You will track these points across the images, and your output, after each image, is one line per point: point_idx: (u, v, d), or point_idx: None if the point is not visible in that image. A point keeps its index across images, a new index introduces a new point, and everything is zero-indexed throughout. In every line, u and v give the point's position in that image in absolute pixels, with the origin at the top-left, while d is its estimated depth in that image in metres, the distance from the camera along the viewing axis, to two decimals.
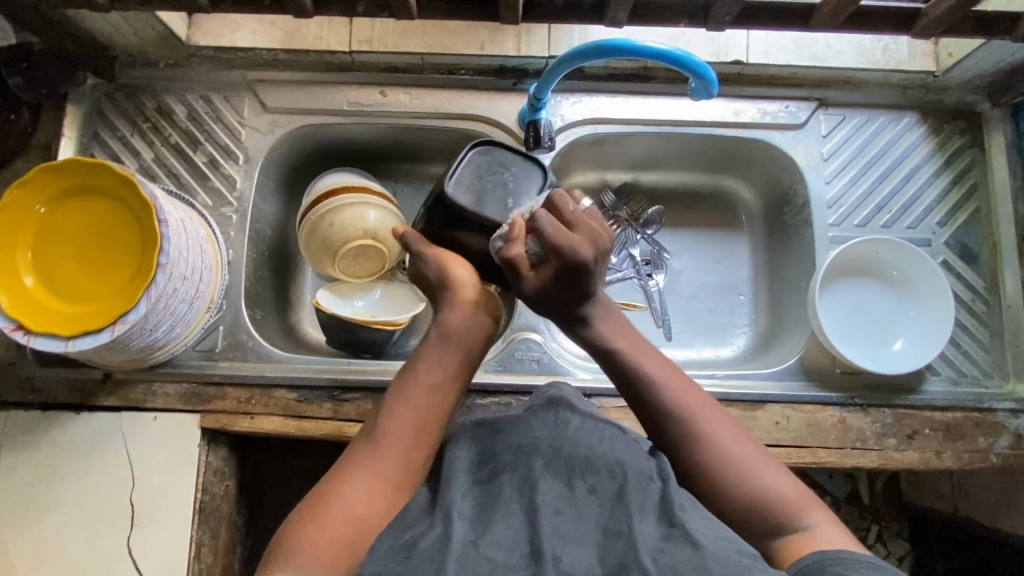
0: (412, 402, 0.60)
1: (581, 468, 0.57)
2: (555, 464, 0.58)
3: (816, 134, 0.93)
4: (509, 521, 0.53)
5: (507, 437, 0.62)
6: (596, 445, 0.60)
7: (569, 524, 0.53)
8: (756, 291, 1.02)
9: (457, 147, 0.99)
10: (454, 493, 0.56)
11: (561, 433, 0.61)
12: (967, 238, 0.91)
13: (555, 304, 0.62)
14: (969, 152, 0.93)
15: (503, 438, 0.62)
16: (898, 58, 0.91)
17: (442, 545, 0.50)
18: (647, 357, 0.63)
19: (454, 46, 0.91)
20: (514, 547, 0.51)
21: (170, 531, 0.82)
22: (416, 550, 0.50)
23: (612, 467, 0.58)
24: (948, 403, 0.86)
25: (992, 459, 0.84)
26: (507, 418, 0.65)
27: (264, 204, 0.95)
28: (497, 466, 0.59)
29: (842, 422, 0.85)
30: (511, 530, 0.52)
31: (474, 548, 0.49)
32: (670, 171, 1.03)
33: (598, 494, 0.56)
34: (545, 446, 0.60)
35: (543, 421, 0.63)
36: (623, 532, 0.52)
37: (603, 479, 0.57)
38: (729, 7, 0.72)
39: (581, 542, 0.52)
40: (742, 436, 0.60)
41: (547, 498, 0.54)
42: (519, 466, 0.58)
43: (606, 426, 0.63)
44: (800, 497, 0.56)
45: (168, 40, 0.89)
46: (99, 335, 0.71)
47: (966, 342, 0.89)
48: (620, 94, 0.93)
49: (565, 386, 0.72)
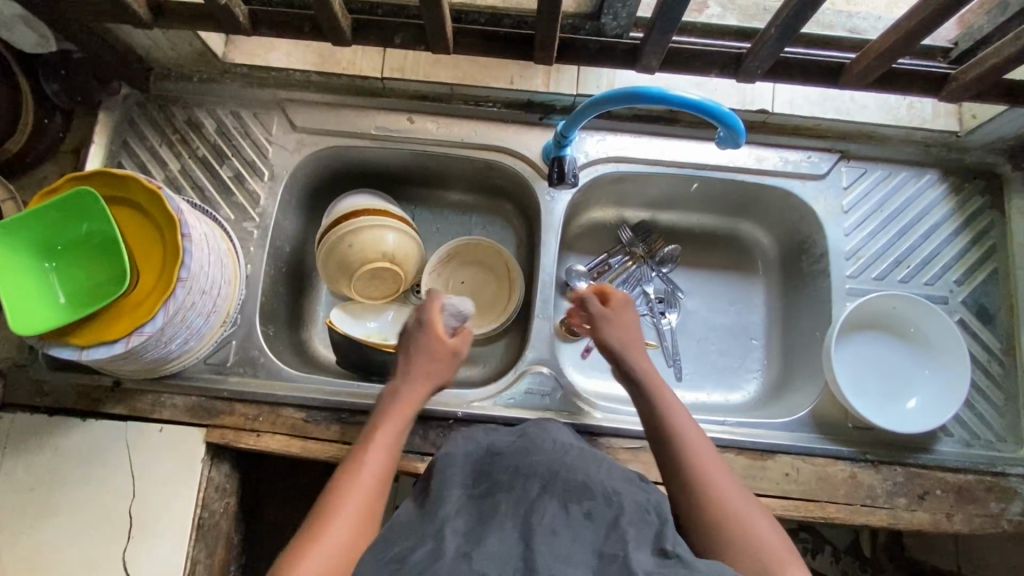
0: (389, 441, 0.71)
1: (578, 492, 0.59)
2: (552, 487, 0.60)
3: (837, 186, 0.93)
4: (503, 536, 0.55)
5: (506, 457, 0.64)
6: (595, 473, 0.61)
7: (563, 546, 0.54)
8: (768, 336, 1.01)
9: (479, 176, 1.00)
10: (449, 510, 0.58)
11: (560, 459, 0.63)
12: (984, 298, 0.91)
13: (610, 325, 0.81)
14: (989, 213, 0.93)
15: (498, 459, 0.64)
16: (922, 117, 0.92)
17: (432, 558, 0.52)
18: (678, 414, 0.73)
19: (484, 79, 0.93)
20: (506, 560, 0.53)
21: (168, 544, 0.81)
22: (406, 563, 0.53)
23: (608, 495, 0.59)
24: (961, 465, 0.85)
25: (1003, 525, 0.83)
26: (507, 441, 0.67)
27: (286, 220, 0.96)
28: (488, 482, 0.61)
29: (852, 477, 0.84)
30: (503, 543, 0.54)
31: (466, 566, 0.51)
32: (688, 212, 1.04)
33: (593, 520, 0.57)
34: (542, 469, 0.61)
35: (541, 445, 0.65)
36: (619, 555, 0.53)
37: (599, 505, 0.58)
38: (760, 61, 0.73)
39: (575, 564, 0.53)
40: (749, 497, 0.66)
41: (543, 519, 0.56)
42: (514, 484, 0.60)
43: (605, 458, 0.65)
44: (786, 556, 0.61)
45: (204, 56, 0.91)
46: (113, 345, 0.71)
47: (981, 405, 0.88)
48: (643, 134, 0.94)
49: (553, 427, 0.72)
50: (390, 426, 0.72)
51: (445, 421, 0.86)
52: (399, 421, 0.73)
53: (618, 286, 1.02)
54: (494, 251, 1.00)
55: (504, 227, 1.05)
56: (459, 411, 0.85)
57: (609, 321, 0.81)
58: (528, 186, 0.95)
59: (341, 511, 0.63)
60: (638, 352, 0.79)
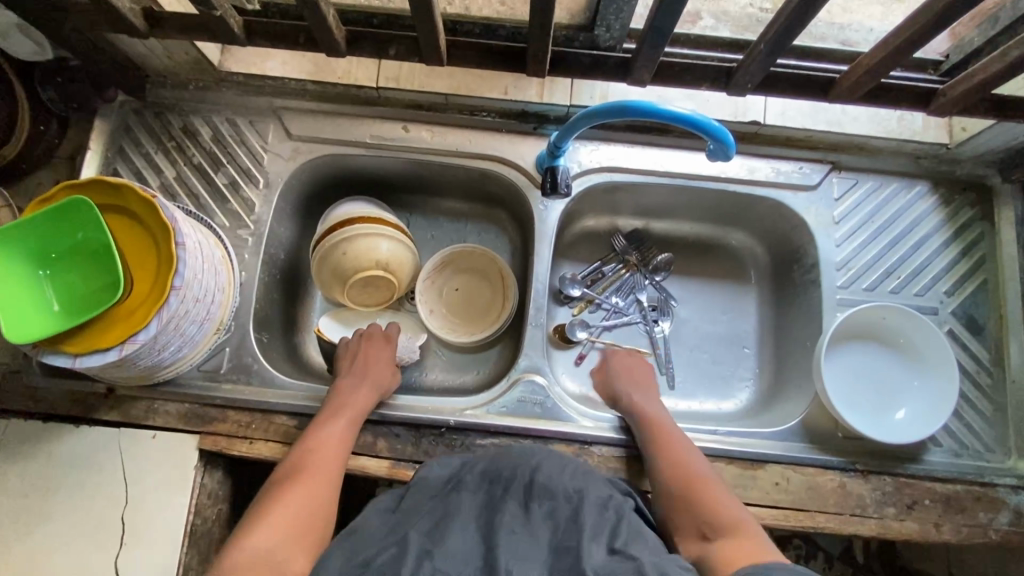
0: (338, 438, 0.79)
1: (540, 494, 0.68)
2: (516, 489, 0.69)
3: (828, 197, 0.94)
4: (465, 537, 0.64)
5: (476, 465, 0.73)
6: (556, 475, 0.70)
7: (522, 542, 0.63)
8: (760, 344, 1.02)
9: (474, 184, 1.00)
10: None
11: (526, 461, 0.72)
12: (973, 309, 0.92)
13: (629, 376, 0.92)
14: (979, 224, 0.94)
15: (469, 467, 0.72)
16: (913, 128, 0.93)
17: None
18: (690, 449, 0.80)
19: (479, 89, 0.94)
20: (468, 560, 0.62)
21: (159, 551, 0.81)
22: None
23: (569, 494, 0.68)
24: (949, 475, 0.85)
25: (991, 535, 0.83)
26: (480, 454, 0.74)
27: (281, 228, 0.96)
28: (460, 485, 0.70)
29: (842, 486, 0.84)
30: (465, 545, 0.63)
31: None
32: (681, 221, 1.05)
33: (554, 517, 0.66)
34: (507, 473, 0.70)
35: (512, 452, 0.74)
36: (571, 549, 0.62)
37: (559, 504, 0.67)
38: (751, 75, 0.74)
39: (533, 559, 0.61)
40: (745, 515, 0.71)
41: (506, 518, 0.65)
42: (480, 489, 0.70)
43: (570, 458, 0.73)
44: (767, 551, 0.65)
45: (200, 65, 0.91)
46: (107, 353, 0.72)
47: (969, 415, 0.89)
48: (636, 144, 0.94)
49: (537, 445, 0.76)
50: (342, 422, 0.81)
51: (437, 429, 0.86)
52: (352, 416, 0.82)
53: (611, 294, 1.02)
54: (485, 254, 1.00)
55: (498, 235, 1.06)
56: (452, 419, 0.86)
57: (609, 376, 0.93)
58: (522, 195, 0.96)
59: (289, 500, 0.71)
60: (643, 395, 0.88)
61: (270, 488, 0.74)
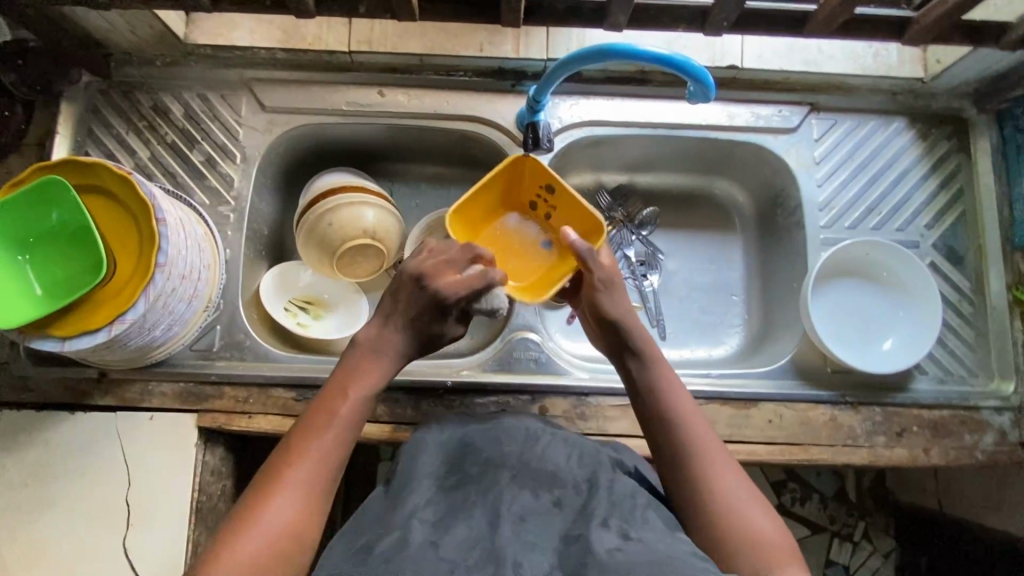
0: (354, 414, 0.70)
1: (549, 482, 0.68)
2: (523, 475, 0.68)
3: (808, 137, 0.95)
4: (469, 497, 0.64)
5: (478, 450, 0.71)
6: (564, 462, 0.70)
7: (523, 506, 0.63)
8: (748, 291, 1.03)
9: (455, 147, 0.99)
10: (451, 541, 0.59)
11: (530, 449, 0.71)
12: (953, 240, 0.93)
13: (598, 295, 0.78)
14: (956, 156, 0.95)
15: (473, 453, 0.71)
16: (888, 64, 0.93)
17: None
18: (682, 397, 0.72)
19: (454, 48, 0.92)
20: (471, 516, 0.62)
21: (167, 528, 0.81)
22: None
23: (578, 483, 0.68)
24: (936, 401, 0.88)
25: (978, 456, 0.86)
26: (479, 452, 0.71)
27: (261, 202, 0.95)
28: (463, 478, 0.69)
29: (833, 420, 0.86)
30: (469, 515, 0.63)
31: None
32: (664, 173, 1.05)
33: (562, 505, 0.66)
34: (513, 458, 0.70)
35: (515, 437, 0.73)
36: (581, 536, 0.60)
37: (568, 494, 0.67)
38: (727, 13, 0.73)
39: (543, 551, 0.59)
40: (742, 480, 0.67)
41: (512, 506, 0.64)
42: (485, 478, 0.68)
43: (574, 441, 0.73)
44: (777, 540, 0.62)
45: (165, 38, 0.89)
46: (96, 334, 0.71)
47: (953, 343, 0.91)
48: (617, 97, 0.94)
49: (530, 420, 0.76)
50: (360, 394, 0.71)
51: (436, 391, 0.87)
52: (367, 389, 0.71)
53: None
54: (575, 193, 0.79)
55: None
56: (449, 380, 0.86)
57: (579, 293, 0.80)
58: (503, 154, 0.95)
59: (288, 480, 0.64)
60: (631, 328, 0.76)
61: (273, 455, 0.67)
